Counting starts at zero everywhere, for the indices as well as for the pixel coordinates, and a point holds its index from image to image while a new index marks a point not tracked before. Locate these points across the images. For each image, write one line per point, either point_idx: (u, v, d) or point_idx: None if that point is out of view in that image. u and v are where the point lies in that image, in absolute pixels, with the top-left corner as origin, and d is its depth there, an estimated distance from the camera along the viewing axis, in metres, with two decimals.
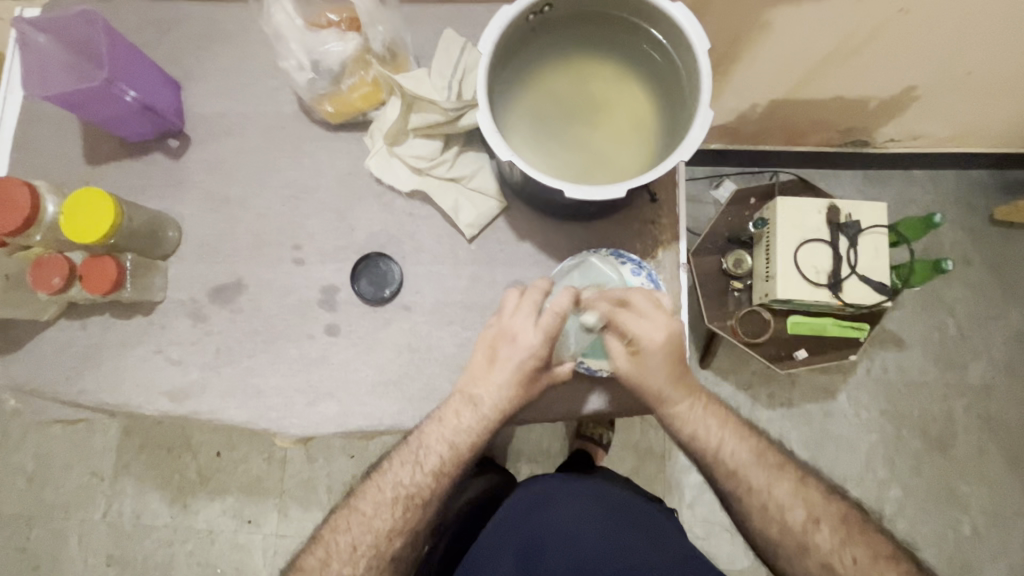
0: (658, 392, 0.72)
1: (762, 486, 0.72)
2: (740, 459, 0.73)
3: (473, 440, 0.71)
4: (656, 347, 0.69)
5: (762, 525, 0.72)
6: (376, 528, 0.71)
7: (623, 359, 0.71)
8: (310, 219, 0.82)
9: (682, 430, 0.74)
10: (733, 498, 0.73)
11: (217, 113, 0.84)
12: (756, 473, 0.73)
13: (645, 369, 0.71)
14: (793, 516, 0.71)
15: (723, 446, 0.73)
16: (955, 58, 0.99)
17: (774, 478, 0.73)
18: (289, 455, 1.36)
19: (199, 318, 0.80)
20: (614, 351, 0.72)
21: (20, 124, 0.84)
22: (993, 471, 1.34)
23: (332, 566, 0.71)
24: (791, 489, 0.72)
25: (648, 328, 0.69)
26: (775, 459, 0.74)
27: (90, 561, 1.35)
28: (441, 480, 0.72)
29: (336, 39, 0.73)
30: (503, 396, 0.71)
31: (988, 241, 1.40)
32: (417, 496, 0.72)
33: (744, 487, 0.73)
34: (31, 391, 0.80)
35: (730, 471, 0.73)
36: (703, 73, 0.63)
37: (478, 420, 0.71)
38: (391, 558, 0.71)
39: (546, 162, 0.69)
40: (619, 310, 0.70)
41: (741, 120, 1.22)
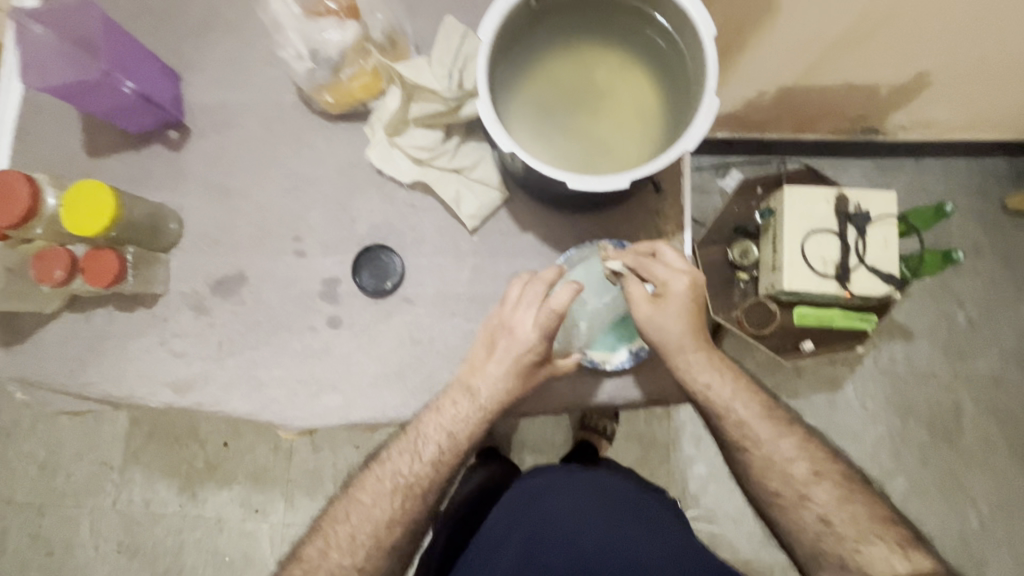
0: (678, 339, 0.70)
1: (768, 438, 0.72)
2: (750, 412, 0.73)
3: (469, 431, 0.71)
4: (682, 292, 0.70)
5: (763, 474, 0.72)
6: (374, 516, 0.72)
7: (646, 302, 0.70)
8: (310, 210, 0.81)
9: (696, 376, 0.72)
10: (738, 447, 0.73)
11: (217, 103, 0.83)
12: (763, 426, 0.72)
13: (665, 314, 0.70)
14: (792, 462, 0.71)
15: (733, 404, 0.73)
16: (970, 42, 0.96)
17: (781, 433, 0.73)
18: (295, 445, 1.37)
19: (202, 310, 0.80)
20: (636, 296, 0.71)
21: (20, 116, 0.83)
22: (1001, 462, 1.33)
23: (331, 556, 0.71)
24: (796, 442, 0.72)
25: (674, 274, 0.70)
26: (782, 415, 0.74)
27: (101, 548, 1.38)
28: (440, 471, 0.72)
29: (335, 27, 0.72)
30: (499, 387, 0.70)
31: (1000, 230, 1.38)
32: (415, 486, 0.72)
33: (750, 439, 0.72)
34: (37, 383, 0.81)
35: (737, 420, 0.72)
36: (709, 58, 0.61)
37: (477, 413, 0.71)
38: (390, 547, 0.72)
39: (549, 152, 0.68)
40: (645, 260, 0.72)
41: (749, 108, 1.20)
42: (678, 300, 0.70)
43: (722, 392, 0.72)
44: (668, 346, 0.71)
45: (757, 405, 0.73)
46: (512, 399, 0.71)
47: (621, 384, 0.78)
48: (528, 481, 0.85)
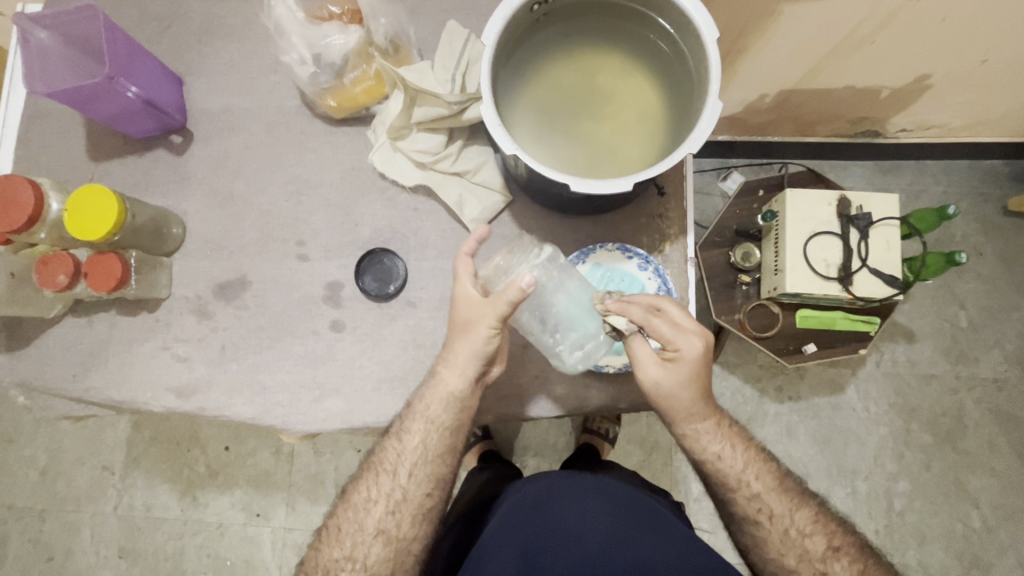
0: (684, 408, 0.70)
1: (783, 514, 0.72)
2: (763, 483, 0.73)
3: (427, 397, 0.72)
4: (692, 356, 0.67)
5: (779, 550, 0.71)
6: (357, 501, 0.73)
7: (654, 365, 0.68)
8: (313, 214, 0.81)
9: (706, 448, 0.72)
10: (753, 522, 0.72)
11: (220, 109, 0.83)
12: (776, 499, 0.72)
13: (674, 381, 0.68)
14: (811, 542, 0.71)
15: (746, 476, 0.72)
16: (971, 45, 0.96)
17: (795, 505, 0.72)
18: (297, 449, 1.36)
19: (204, 314, 0.80)
20: (644, 360, 0.68)
21: (24, 122, 0.84)
22: (1004, 465, 1.33)
23: (323, 551, 0.72)
24: (810, 516, 0.72)
25: (687, 339, 0.67)
26: (794, 485, 0.74)
27: (102, 553, 1.37)
28: (409, 443, 0.72)
29: (337, 32, 0.72)
30: (448, 352, 0.70)
31: (1002, 232, 1.38)
32: (387, 462, 0.73)
33: (765, 512, 0.72)
34: (39, 388, 0.80)
35: (751, 493, 0.72)
36: (712, 62, 0.61)
37: (435, 383, 0.71)
38: (375, 531, 0.70)
39: (551, 157, 0.68)
40: (653, 315, 0.67)
41: (750, 111, 1.20)
42: (689, 367, 0.67)
43: (736, 462, 0.73)
44: (675, 411, 0.70)
45: (769, 476, 0.73)
46: (462, 359, 0.69)
47: (626, 388, 0.78)
48: (533, 481, 0.84)
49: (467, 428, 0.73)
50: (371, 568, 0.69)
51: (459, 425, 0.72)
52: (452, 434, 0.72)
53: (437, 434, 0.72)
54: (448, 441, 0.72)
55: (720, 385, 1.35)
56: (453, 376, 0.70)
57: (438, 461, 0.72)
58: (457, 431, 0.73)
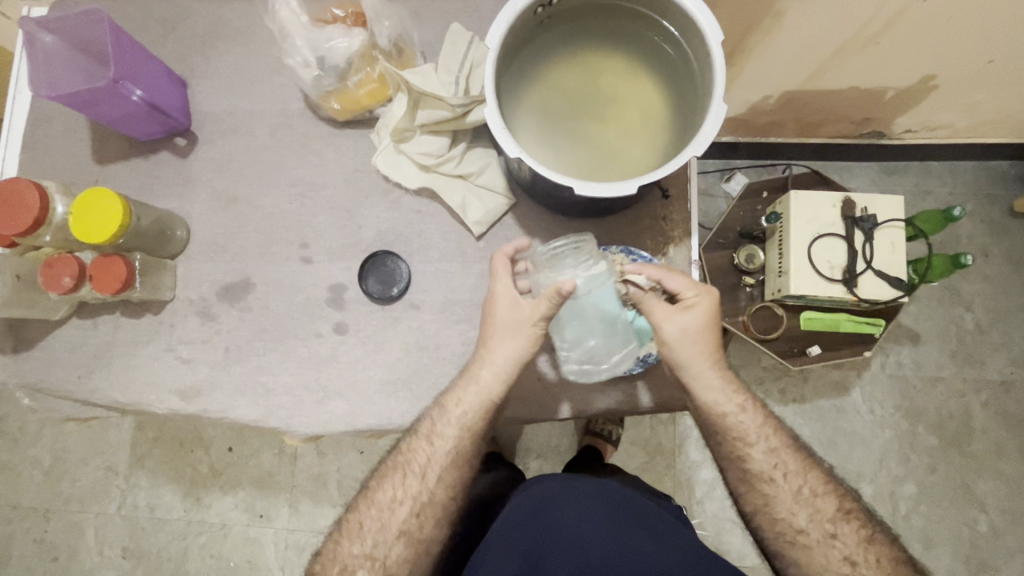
0: (701, 362, 0.71)
1: (796, 472, 0.72)
2: (777, 443, 0.73)
3: (463, 402, 0.71)
4: (706, 305, 0.70)
5: (791, 510, 0.70)
6: (380, 500, 0.72)
7: (673, 317, 0.70)
8: (317, 217, 0.81)
9: (721, 403, 0.72)
10: (767, 482, 0.71)
11: (224, 111, 0.83)
12: (790, 458, 0.72)
13: (687, 332, 0.70)
14: (823, 506, 0.70)
15: (759, 432, 0.73)
16: (978, 46, 0.95)
17: (807, 467, 0.72)
18: (300, 450, 1.36)
19: (208, 317, 0.80)
20: (662, 315, 0.70)
21: (29, 124, 0.84)
22: (1011, 468, 1.32)
23: (342, 546, 0.72)
24: (821, 479, 0.72)
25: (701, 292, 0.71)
26: (806, 449, 0.74)
27: (106, 553, 1.38)
28: (437, 445, 0.72)
29: (341, 34, 0.72)
30: (490, 355, 0.71)
31: (1008, 233, 1.37)
32: (415, 463, 0.72)
33: (780, 471, 0.71)
34: (44, 389, 0.81)
35: (767, 450, 0.72)
36: (716, 65, 0.61)
37: (473, 386, 0.71)
38: (398, 531, 0.71)
39: (555, 159, 0.68)
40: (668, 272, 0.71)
41: (754, 112, 1.19)
42: (701, 317, 0.70)
43: (747, 419, 0.73)
44: (688, 365, 0.71)
45: (781, 436, 0.73)
46: (507, 365, 0.71)
47: (630, 392, 0.78)
48: (539, 483, 0.83)
49: (494, 430, 0.75)
50: (390, 567, 0.70)
51: (488, 429, 0.73)
52: (481, 438, 0.73)
53: (470, 439, 0.72)
54: (478, 445, 0.73)
55: None
56: (492, 381, 0.71)
57: (466, 464, 0.73)
58: (485, 436, 0.74)
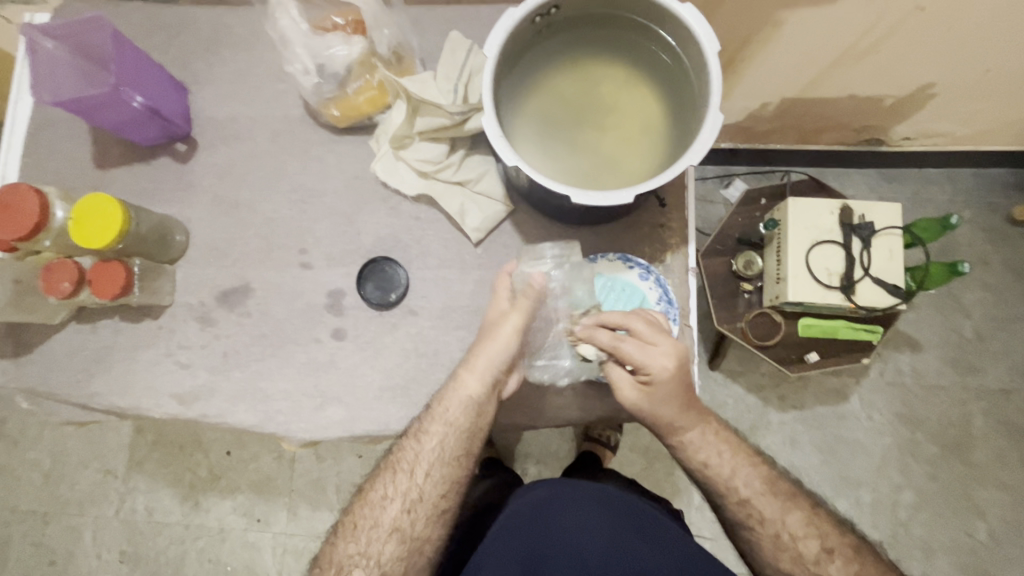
0: (671, 419, 0.71)
1: (774, 519, 0.71)
2: (753, 489, 0.72)
3: (450, 399, 0.71)
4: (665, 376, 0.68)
5: (772, 556, 0.70)
6: (373, 499, 0.73)
7: (632, 389, 0.70)
8: (317, 223, 0.82)
9: (695, 454, 0.73)
10: (745, 528, 0.72)
11: (225, 117, 0.84)
12: (767, 503, 0.71)
13: (654, 399, 0.70)
14: (806, 550, 0.69)
15: (732, 475, 0.72)
16: (975, 55, 0.96)
17: (787, 507, 0.71)
18: (298, 454, 1.36)
19: (207, 322, 0.81)
20: (623, 390, 0.71)
21: (32, 129, 0.85)
22: (1010, 476, 1.32)
23: (338, 546, 0.72)
24: (803, 518, 0.71)
25: (658, 356, 0.68)
26: (787, 487, 0.73)
27: (103, 557, 1.37)
28: (426, 443, 0.72)
29: (341, 42, 0.72)
30: (475, 354, 0.71)
31: (1007, 241, 1.37)
32: (404, 462, 0.73)
33: (756, 518, 0.71)
34: (42, 393, 0.81)
35: (740, 499, 0.72)
36: (713, 75, 0.61)
37: (456, 383, 0.71)
38: (391, 528, 0.71)
39: (552, 167, 0.68)
40: (621, 340, 0.68)
41: (753, 119, 1.20)
42: (669, 380, 0.68)
43: (722, 462, 0.73)
44: (660, 425, 0.72)
45: (757, 472, 0.73)
46: (491, 362, 0.70)
47: (628, 399, 0.78)
48: (534, 488, 0.83)
49: (486, 433, 0.73)
50: (385, 565, 0.70)
51: (477, 430, 0.72)
52: (471, 438, 0.72)
53: (456, 437, 0.71)
54: (467, 444, 0.72)
55: (722, 393, 1.35)
56: (475, 381, 0.70)
57: (457, 463, 0.72)
58: (479, 438, 0.72)
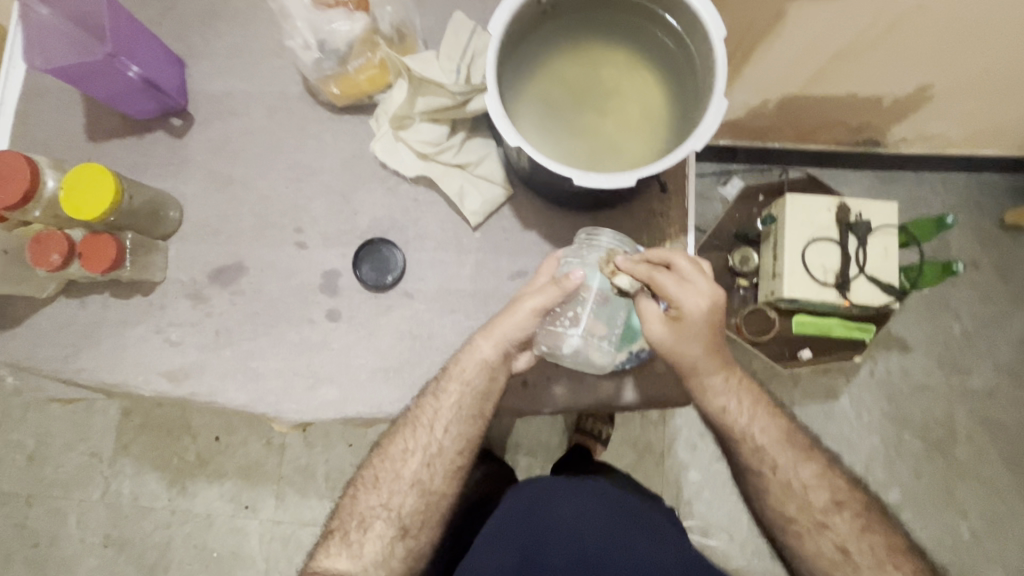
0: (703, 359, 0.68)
1: (787, 466, 0.71)
2: (768, 437, 0.72)
3: (475, 365, 0.70)
4: (697, 313, 0.65)
5: (780, 502, 0.71)
6: (392, 453, 0.73)
7: (660, 322, 0.67)
8: (312, 201, 0.81)
9: (715, 402, 0.71)
10: (758, 473, 0.72)
11: (221, 92, 0.83)
12: (779, 451, 0.72)
13: (682, 336, 0.66)
14: (816, 501, 0.71)
15: (754, 424, 0.72)
16: (975, 56, 0.96)
17: (800, 459, 0.72)
18: (288, 441, 1.35)
19: (200, 299, 0.80)
20: (648, 314, 0.67)
21: (22, 99, 0.83)
22: (994, 475, 1.33)
23: (360, 499, 0.73)
24: (815, 469, 0.72)
25: (691, 292, 0.65)
26: (802, 438, 0.73)
27: (87, 541, 1.36)
28: (445, 400, 0.72)
29: (343, 18, 0.71)
30: (503, 325, 0.69)
31: (998, 244, 1.39)
32: (423, 417, 0.72)
33: (769, 466, 0.72)
34: (28, 368, 0.80)
35: (755, 446, 0.72)
36: (718, 58, 0.61)
37: (476, 348, 0.70)
38: (412, 480, 0.72)
39: (555, 149, 0.67)
40: (657, 272, 0.66)
41: (753, 115, 1.20)
42: (705, 316, 0.66)
43: (742, 414, 0.72)
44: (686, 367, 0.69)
45: (775, 424, 0.73)
46: (513, 336, 0.69)
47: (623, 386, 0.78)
48: (529, 482, 0.83)
49: (500, 396, 0.72)
50: (405, 517, 0.71)
51: (492, 392, 0.71)
52: (486, 398, 0.71)
53: (473, 397, 0.71)
54: (482, 404, 0.71)
55: None
56: (490, 345, 0.70)
57: (473, 421, 0.72)
58: (494, 400, 0.72)
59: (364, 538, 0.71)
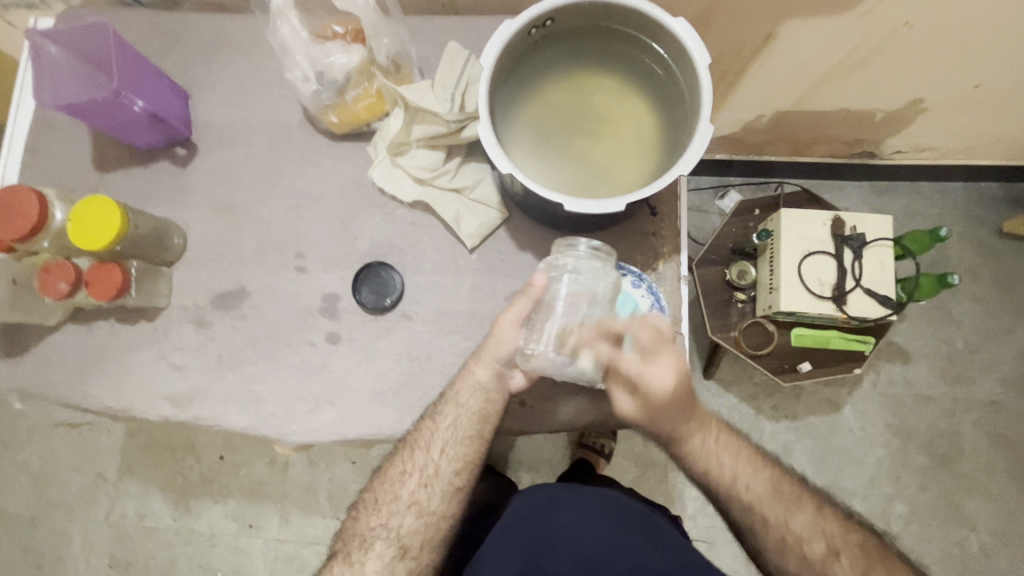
0: (678, 417, 0.73)
1: (779, 521, 0.71)
2: (756, 491, 0.73)
3: (472, 390, 0.72)
4: (660, 390, 0.71)
5: (779, 557, 0.71)
6: (392, 475, 0.74)
7: (627, 401, 0.73)
8: (312, 227, 0.83)
9: (701, 465, 0.74)
10: (750, 533, 0.72)
11: (224, 122, 0.85)
12: (771, 505, 0.72)
13: (651, 413, 0.72)
14: (812, 552, 0.70)
15: (740, 482, 0.73)
16: (962, 72, 0.98)
17: (791, 509, 0.72)
18: (291, 459, 1.36)
19: (203, 324, 0.81)
20: (622, 401, 0.73)
21: (32, 132, 0.85)
22: (1000, 487, 1.32)
23: (361, 520, 0.74)
24: (807, 519, 0.71)
25: (659, 371, 0.70)
26: (790, 489, 0.73)
27: (92, 561, 1.36)
28: (442, 422, 0.73)
29: (341, 50, 0.75)
30: (494, 347, 0.72)
31: (997, 254, 1.39)
32: (421, 440, 0.74)
33: (761, 520, 0.72)
34: (35, 394, 0.81)
35: (745, 504, 0.72)
36: (703, 88, 0.63)
37: (471, 373, 0.73)
38: (410, 501, 0.73)
39: (547, 175, 0.69)
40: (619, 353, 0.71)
41: (747, 131, 1.22)
42: (667, 397, 0.71)
43: (726, 469, 0.73)
44: (665, 433, 0.74)
45: (762, 481, 0.73)
46: (502, 357, 0.72)
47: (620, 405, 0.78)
48: (533, 489, 0.84)
49: (497, 418, 0.74)
50: (404, 537, 0.72)
51: (489, 412, 0.73)
52: (483, 420, 0.73)
53: (469, 418, 0.73)
54: (480, 424, 0.73)
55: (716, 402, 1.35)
56: (482, 369, 0.72)
57: (470, 443, 0.73)
58: (491, 420, 0.73)
59: (365, 559, 0.72)
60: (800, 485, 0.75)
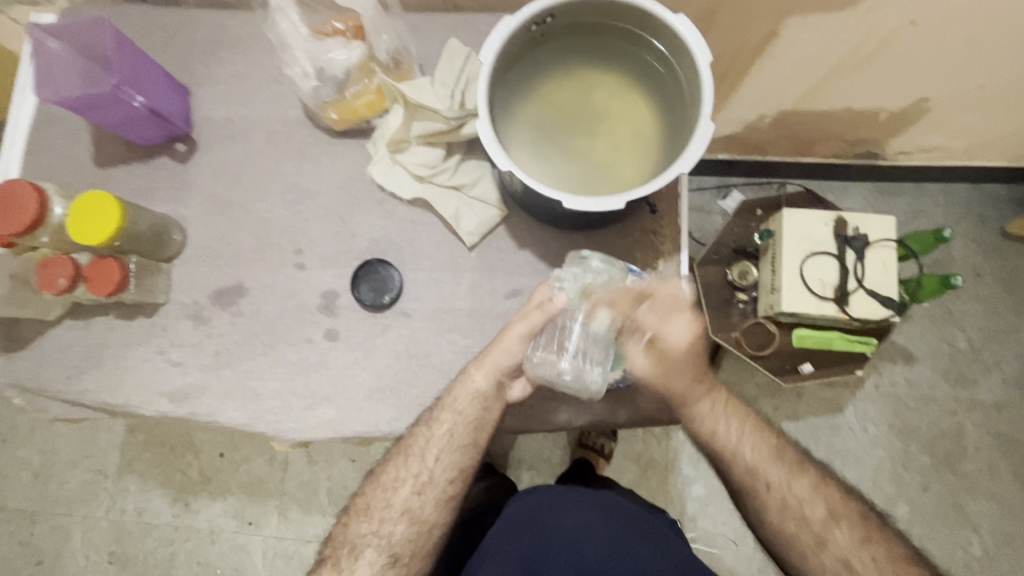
0: (689, 384, 0.74)
1: (780, 484, 0.72)
2: (760, 456, 0.74)
3: (469, 400, 0.72)
4: (679, 344, 0.73)
5: (779, 521, 0.72)
6: (384, 481, 0.74)
7: (644, 357, 0.73)
8: (311, 223, 0.82)
9: (705, 427, 0.75)
10: (754, 495, 0.73)
11: (223, 118, 0.85)
12: (774, 469, 0.73)
13: (667, 370, 0.74)
14: (813, 515, 0.71)
15: (743, 445, 0.74)
16: (967, 71, 0.97)
17: (793, 474, 0.73)
18: (291, 457, 1.36)
19: (201, 320, 0.81)
20: (637, 358, 0.73)
21: (31, 128, 0.86)
22: (1005, 490, 1.31)
23: (351, 527, 0.74)
24: (809, 484, 0.73)
25: (675, 328, 0.72)
26: (792, 455, 0.75)
27: (91, 557, 1.36)
28: (437, 430, 0.73)
29: (340, 46, 0.74)
30: (495, 357, 0.71)
31: (1001, 255, 1.38)
32: (415, 447, 0.73)
33: (763, 483, 0.73)
34: (34, 389, 0.81)
35: (748, 465, 0.74)
36: (704, 84, 0.62)
37: (469, 382, 0.72)
38: (402, 509, 0.73)
39: (547, 172, 0.69)
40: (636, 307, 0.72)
41: (750, 130, 1.21)
42: (683, 349, 0.73)
43: (730, 432, 0.75)
44: (676, 398, 0.75)
45: (765, 444, 0.75)
46: (503, 367, 0.71)
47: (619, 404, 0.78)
48: (534, 491, 0.83)
49: (493, 426, 0.74)
50: (395, 545, 0.72)
51: (485, 420, 0.73)
52: (478, 429, 0.73)
53: (465, 426, 0.73)
54: (475, 433, 0.73)
55: None
56: (481, 376, 0.72)
57: (465, 451, 0.73)
58: (486, 430, 0.74)
59: (356, 565, 0.71)
60: (801, 454, 0.76)
